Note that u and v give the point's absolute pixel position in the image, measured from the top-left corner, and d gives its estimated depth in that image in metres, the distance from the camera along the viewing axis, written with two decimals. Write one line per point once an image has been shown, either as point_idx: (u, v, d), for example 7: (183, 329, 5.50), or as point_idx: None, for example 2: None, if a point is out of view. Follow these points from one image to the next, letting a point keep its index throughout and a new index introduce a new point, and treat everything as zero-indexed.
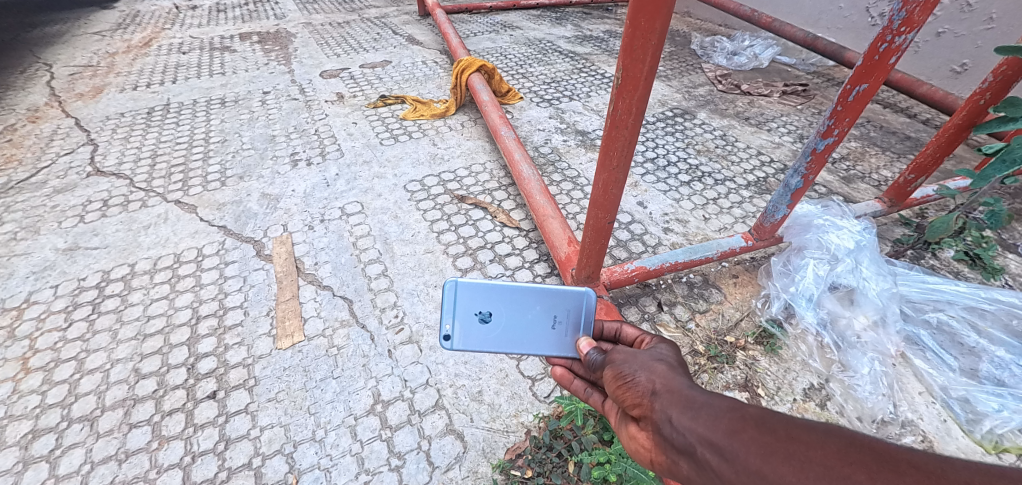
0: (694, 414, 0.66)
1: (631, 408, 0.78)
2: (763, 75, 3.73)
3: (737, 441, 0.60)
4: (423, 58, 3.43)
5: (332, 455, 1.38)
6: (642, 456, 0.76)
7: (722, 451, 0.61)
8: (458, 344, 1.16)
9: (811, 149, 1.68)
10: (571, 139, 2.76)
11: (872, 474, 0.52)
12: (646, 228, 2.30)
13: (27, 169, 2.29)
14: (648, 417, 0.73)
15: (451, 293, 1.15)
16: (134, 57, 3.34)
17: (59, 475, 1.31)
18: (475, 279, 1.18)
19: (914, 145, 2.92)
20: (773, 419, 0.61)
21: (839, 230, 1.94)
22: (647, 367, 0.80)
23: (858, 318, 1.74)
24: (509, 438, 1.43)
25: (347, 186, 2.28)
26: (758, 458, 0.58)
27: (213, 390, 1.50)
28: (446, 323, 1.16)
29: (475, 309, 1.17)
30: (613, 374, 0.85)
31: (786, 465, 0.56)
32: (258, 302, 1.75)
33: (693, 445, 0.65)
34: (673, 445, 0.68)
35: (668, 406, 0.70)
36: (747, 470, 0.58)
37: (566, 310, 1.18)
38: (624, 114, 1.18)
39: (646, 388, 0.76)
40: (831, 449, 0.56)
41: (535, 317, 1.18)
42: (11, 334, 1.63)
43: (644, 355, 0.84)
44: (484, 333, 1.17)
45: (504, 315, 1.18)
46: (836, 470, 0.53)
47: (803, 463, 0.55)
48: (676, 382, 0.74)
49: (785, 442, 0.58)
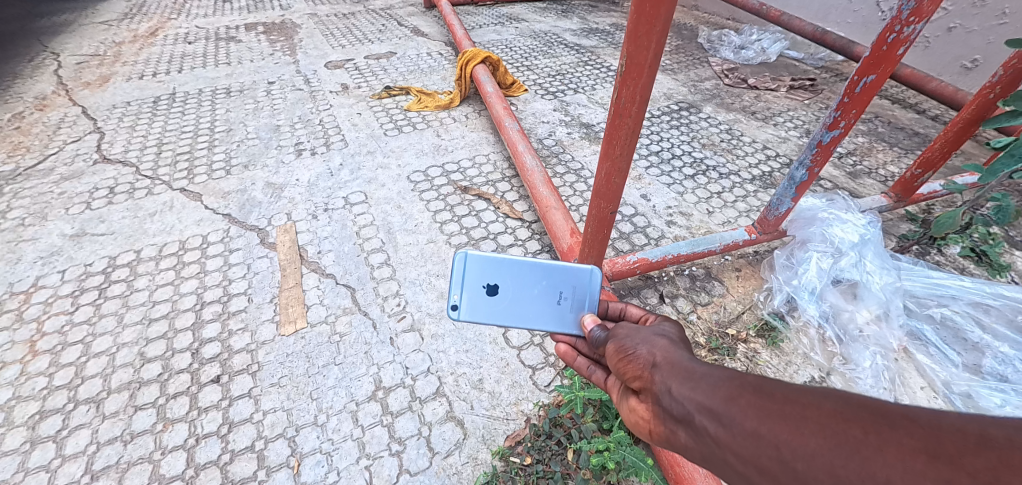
0: (693, 385, 0.66)
1: (632, 380, 0.79)
2: (770, 69, 3.70)
3: (734, 406, 0.60)
4: (428, 50, 3.42)
5: (333, 440, 1.39)
6: (642, 427, 0.77)
7: (720, 418, 0.61)
8: (465, 314, 1.17)
9: (817, 142, 1.67)
10: (575, 132, 2.75)
11: (868, 428, 0.52)
12: (649, 220, 2.30)
13: (35, 156, 2.32)
14: (648, 389, 0.74)
15: (460, 264, 1.17)
16: (140, 46, 3.36)
17: (66, 454, 1.34)
18: (484, 252, 1.20)
19: (923, 141, 2.89)
20: (770, 384, 0.61)
21: (843, 224, 1.92)
22: (648, 341, 0.80)
23: (861, 312, 1.74)
24: (509, 425, 1.44)
25: (351, 177, 2.29)
26: (755, 421, 0.58)
27: (217, 374, 1.52)
28: (454, 293, 1.18)
29: (483, 281, 1.19)
30: (615, 348, 0.86)
31: (783, 427, 0.56)
32: (262, 289, 1.77)
33: (691, 414, 0.65)
34: (672, 414, 0.68)
35: (668, 378, 0.71)
36: (744, 432, 0.58)
37: (572, 287, 1.19)
38: (628, 102, 1.17)
39: (647, 361, 0.77)
40: (826, 408, 0.56)
41: (541, 292, 1.19)
42: (19, 317, 1.65)
43: (647, 330, 0.84)
44: (490, 305, 1.19)
45: (510, 289, 1.19)
46: (832, 428, 0.54)
47: (799, 422, 0.55)
48: (677, 355, 0.74)
49: (781, 405, 0.58)
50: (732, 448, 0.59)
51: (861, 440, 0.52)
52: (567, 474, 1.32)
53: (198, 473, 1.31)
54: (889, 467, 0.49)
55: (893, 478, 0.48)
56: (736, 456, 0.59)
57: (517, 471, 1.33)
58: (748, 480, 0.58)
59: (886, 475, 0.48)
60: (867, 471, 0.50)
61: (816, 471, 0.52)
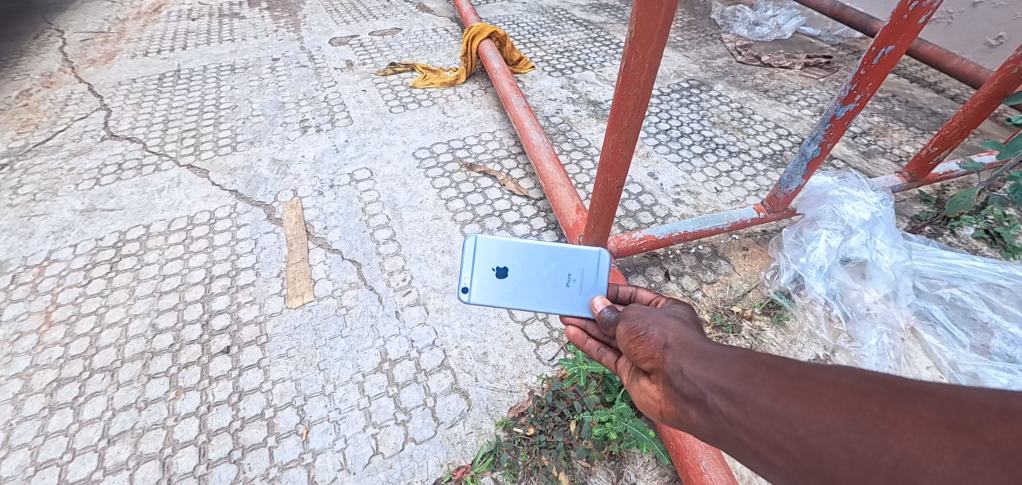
0: (705, 364, 0.66)
1: (644, 361, 0.79)
2: (785, 46, 3.61)
3: (747, 385, 0.59)
4: (434, 26, 3.37)
5: (340, 409, 1.42)
6: (654, 408, 0.77)
7: (732, 396, 0.60)
8: (476, 297, 1.18)
9: (831, 117, 1.63)
10: (583, 109, 2.72)
11: (885, 403, 0.50)
12: (657, 199, 2.28)
13: (44, 133, 2.33)
14: (660, 369, 0.74)
15: (471, 247, 1.18)
16: (145, 23, 3.34)
17: (83, 420, 1.38)
18: (494, 236, 1.21)
19: (940, 120, 2.82)
20: (783, 362, 0.59)
21: (855, 202, 1.90)
22: (660, 322, 0.80)
23: (869, 291, 1.72)
24: (513, 397, 1.46)
25: (357, 153, 2.29)
26: (768, 397, 0.56)
27: (227, 345, 1.55)
28: (464, 276, 1.19)
29: (492, 264, 1.21)
30: (626, 329, 0.86)
31: (796, 403, 0.54)
32: (269, 264, 1.79)
33: (703, 393, 0.64)
34: (683, 393, 0.68)
35: (680, 358, 0.70)
36: (757, 409, 0.57)
37: (581, 269, 1.19)
38: (637, 71, 1.16)
39: (658, 342, 0.77)
40: (841, 384, 0.54)
41: (549, 274, 1.20)
42: (33, 289, 1.69)
43: (658, 312, 0.84)
44: (500, 288, 1.20)
45: (520, 271, 1.20)
46: (847, 403, 0.52)
47: (812, 398, 0.54)
48: (690, 336, 0.73)
49: (795, 381, 0.56)
50: (744, 426, 0.58)
51: (877, 415, 0.49)
52: (569, 444, 1.35)
53: (210, 438, 1.35)
54: (907, 441, 0.46)
55: (909, 451, 0.45)
56: (749, 435, 0.58)
57: (520, 441, 1.35)
58: (760, 458, 0.57)
59: (903, 449, 0.46)
60: (884, 446, 0.47)
61: (831, 447, 0.50)
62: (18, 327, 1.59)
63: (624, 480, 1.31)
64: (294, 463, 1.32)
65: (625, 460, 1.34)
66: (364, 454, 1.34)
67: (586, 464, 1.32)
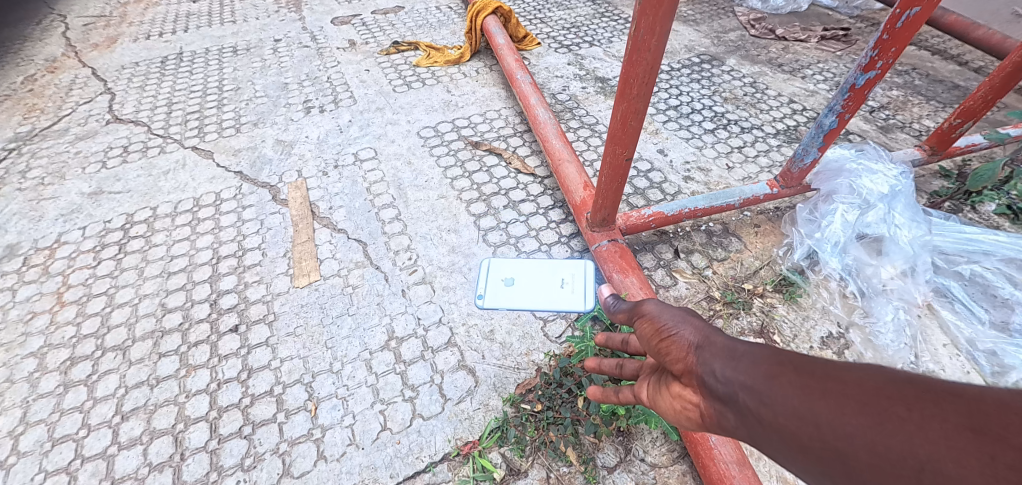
0: (732, 364, 0.65)
1: (668, 360, 0.77)
2: (801, 19, 3.47)
3: (773, 384, 0.57)
4: (438, 4, 3.30)
5: (348, 386, 1.43)
6: (678, 408, 0.76)
7: (759, 396, 0.58)
8: None
9: (850, 85, 1.56)
10: (590, 86, 2.65)
11: (912, 405, 0.46)
12: (666, 176, 2.23)
13: (50, 117, 2.34)
14: (686, 369, 0.73)
15: None
16: (145, 6, 3.31)
17: (97, 397, 1.40)
18: None
19: (963, 94, 2.71)
20: (813, 363, 0.57)
21: (873, 175, 1.84)
22: (687, 321, 0.79)
23: (886, 267, 1.67)
24: (519, 374, 1.45)
25: (361, 133, 2.27)
26: (794, 398, 0.54)
27: (236, 324, 1.56)
28: None
29: None
30: (651, 329, 0.85)
31: (823, 403, 0.51)
32: (276, 244, 1.79)
33: (731, 393, 0.63)
34: (713, 394, 0.66)
35: (707, 357, 0.69)
36: (784, 410, 0.55)
37: None
38: (647, 34, 1.11)
39: (685, 341, 0.75)
40: (868, 385, 0.51)
41: None
42: (45, 270, 1.71)
43: (685, 312, 0.82)
44: None
45: None
46: (873, 404, 0.48)
47: (839, 399, 0.51)
48: (716, 336, 0.72)
49: (822, 381, 0.54)
50: (772, 427, 0.56)
51: (905, 417, 0.46)
52: (577, 420, 1.33)
53: (221, 414, 1.37)
54: (932, 443, 0.42)
55: (935, 455, 0.41)
56: (776, 436, 0.56)
57: (527, 417, 1.35)
58: (788, 461, 0.55)
59: (929, 451, 0.42)
60: (910, 449, 0.44)
61: (858, 451, 0.47)
62: (31, 307, 1.61)
63: (631, 455, 1.30)
64: (303, 438, 1.33)
65: (633, 436, 1.33)
66: (372, 429, 1.34)
67: (593, 440, 1.32)
